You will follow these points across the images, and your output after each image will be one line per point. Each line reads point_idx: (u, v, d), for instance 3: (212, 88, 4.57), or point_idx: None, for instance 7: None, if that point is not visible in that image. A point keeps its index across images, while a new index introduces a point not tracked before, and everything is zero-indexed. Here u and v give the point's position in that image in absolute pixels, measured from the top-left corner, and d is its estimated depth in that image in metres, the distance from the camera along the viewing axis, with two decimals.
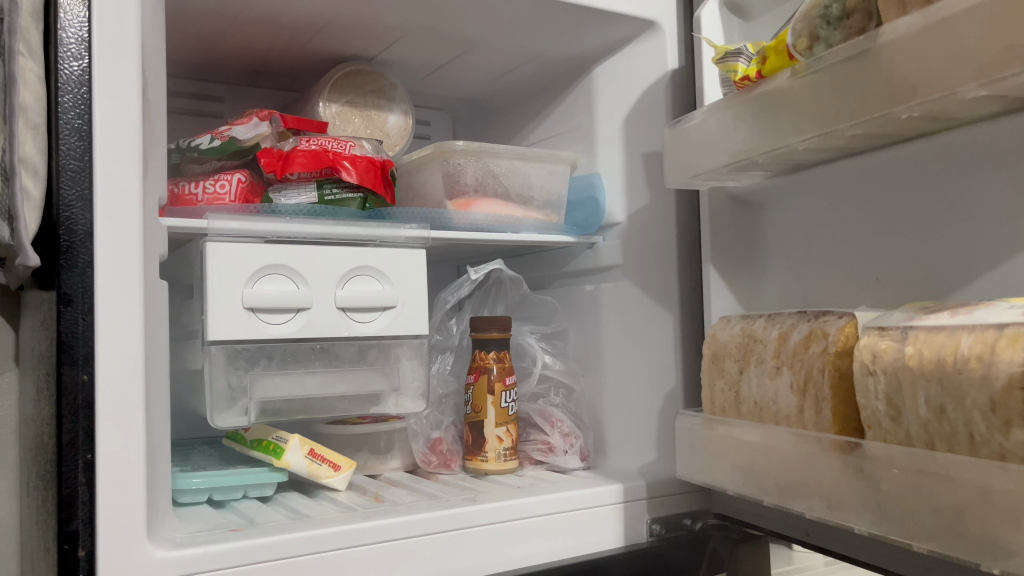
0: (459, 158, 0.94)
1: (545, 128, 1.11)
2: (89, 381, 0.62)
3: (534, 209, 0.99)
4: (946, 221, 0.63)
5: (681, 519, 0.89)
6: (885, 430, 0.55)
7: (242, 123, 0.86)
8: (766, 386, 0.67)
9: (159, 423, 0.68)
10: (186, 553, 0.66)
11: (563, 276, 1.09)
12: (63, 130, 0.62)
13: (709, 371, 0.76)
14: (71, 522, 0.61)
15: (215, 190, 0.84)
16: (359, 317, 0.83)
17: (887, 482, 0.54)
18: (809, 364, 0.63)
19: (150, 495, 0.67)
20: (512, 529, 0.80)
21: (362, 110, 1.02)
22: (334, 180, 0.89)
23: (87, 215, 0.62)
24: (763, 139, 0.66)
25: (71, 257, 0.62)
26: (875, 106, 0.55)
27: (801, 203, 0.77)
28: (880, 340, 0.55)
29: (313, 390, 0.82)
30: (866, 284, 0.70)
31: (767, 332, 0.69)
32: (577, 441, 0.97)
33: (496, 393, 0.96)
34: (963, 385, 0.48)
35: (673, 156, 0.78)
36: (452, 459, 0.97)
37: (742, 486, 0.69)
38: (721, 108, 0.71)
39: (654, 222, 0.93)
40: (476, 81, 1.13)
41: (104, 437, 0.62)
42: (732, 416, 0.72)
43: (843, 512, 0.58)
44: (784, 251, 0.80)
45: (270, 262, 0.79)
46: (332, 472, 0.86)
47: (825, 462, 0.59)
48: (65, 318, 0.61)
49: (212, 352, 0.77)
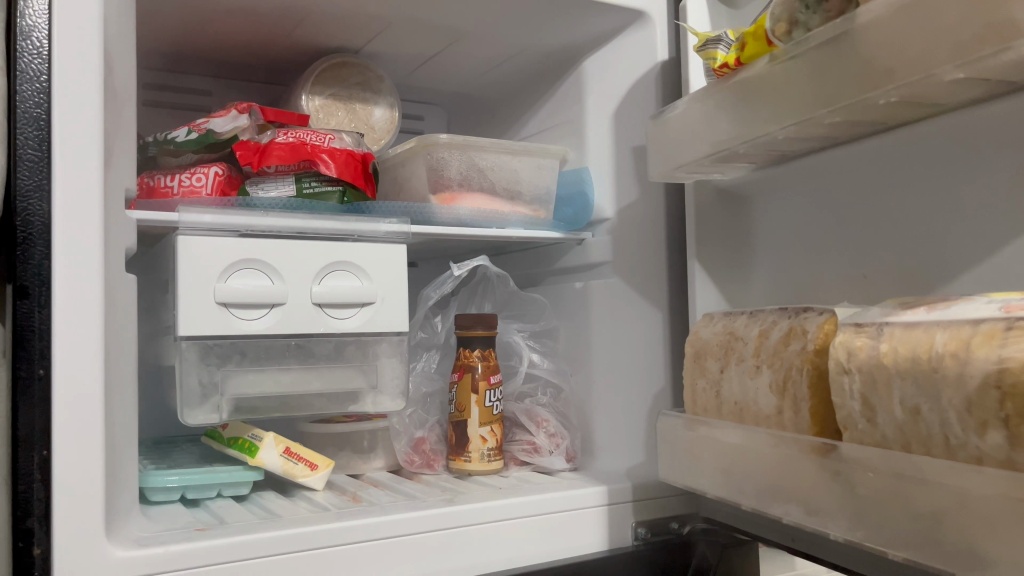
0: (443, 152, 0.92)
1: (535, 123, 1.09)
2: (45, 375, 0.60)
3: (521, 204, 0.97)
4: (933, 213, 0.60)
5: (669, 522, 0.86)
6: (861, 432, 0.52)
7: (221, 116, 0.85)
8: (746, 386, 0.65)
9: (120, 420, 0.67)
10: (147, 553, 0.64)
11: (553, 273, 1.06)
12: (19, 119, 0.61)
13: (691, 371, 0.73)
14: (25, 520, 0.59)
15: (191, 183, 0.83)
16: (337, 312, 0.82)
17: (864, 486, 0.51)
18: (789, 363, 0.60)
19: (111, 493, 0.65)
20: (490, 531, 0.77)
21: (346, 103, 1.01)
22: (313, 174, 0.87)
23: (44, 206, 0.61)
24: (743, 128, 0.63)
25: (27, 251, 0.60)
26: (852, 92, 0.52)
27: (786, 196, 0.74)
28: (856, 337, 0.52)
29: (288, 387, 0.80)
30: (852, 279, 0.67)
31: (749, 329, 0.66)
32: (562, 441, 0.96)
33: (481, 392, 0.94)
34: (938, 384, 0.45)
35: (656, 148, 0.76)
36: (435, 458, 0.95)
37: (721, 489, 0.67)
38: (702, 98, 0.68)
39: (642, 216, 0.90)
40: (466, 74, 1.11)
41: (61, 435, 0.61)
42: (713, 417, 0.69)
43: (820, 518, 0.55)
44: (771, 247, 0.77)
45: (243, 256, 0.77)
46: (308, 471, 0.85)
47: (803, 464, 0.57)
48: (21, 312, 0.60)
49: (184, 347, 0.75)
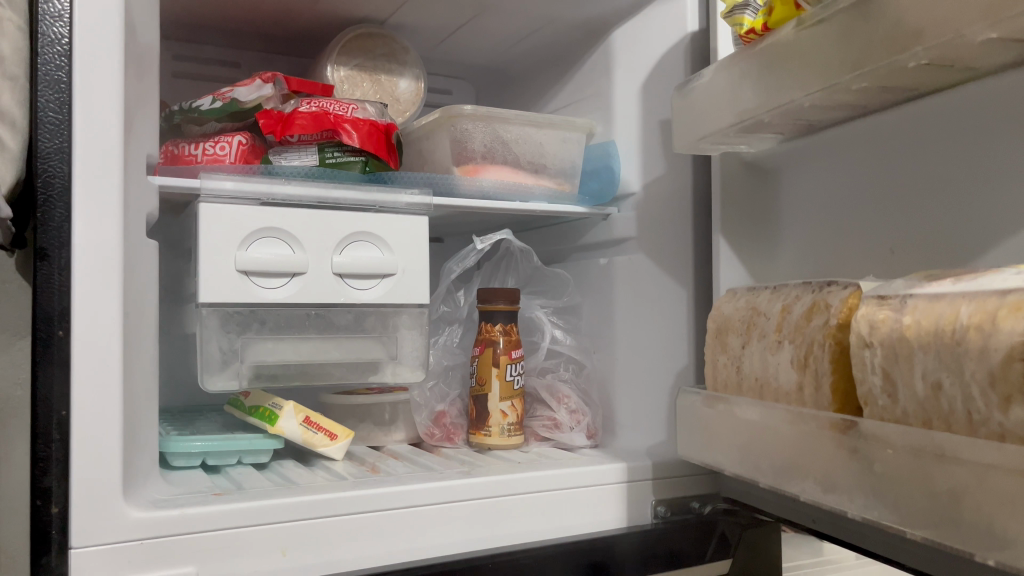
0: (466, 123, 0.91)
1: (563, 96, 1.08)
2: (64, 337, 0.61)
3: (547, 177, 0.95)
4: (966, 185, 0.58)
5: (689, 502, 0.86)
6: (882, 408, 0.51)
7: (245, 85, 0.85)
8: (767, 361, 0.63)
9: (137, 382, 0.67)
10: (162, 514, 0.64)
11: (578, 249, 1.05)
12: (41, 82, 0.61)
13: (712, 346, 0.72)
14: (44, 479, 0.60)
15: (215, 152, 0.84)
16: (357, 283, 0.81)
17: (883, 463, 0.49)
18: (810, 337, 0.58)
19: (130, 456, 0.66)
20: (505, 504, 0.77)
21: (372, 74, 1.01)
22: (336, 143, 0.87)
23: (64, 167, 0.62)
24: (769, 96, 0.61)
25: (48, 212, 0.61)
26: (880, 54, 0.50)
27: (813, 169, 0.72)
28: (878, 310, 0.51)
29: (308, 356, 0.81)
30: (880, 254, 0.65)
31: (771, 304, 0.64)
32: (583, 418, 0.95)
33: (502, 366, 0.93)
34: (961, 358, 0.44)
35: (680, 119, 0.74)
36: (455, 432, 0.95)
37: (740, 466, 0.65)
38: (727, 66, 0.66)
39: (668, 191, 0.89)
40: (493, 46, 1.10)
41: (80, 393, 0.61)
42: (733, 393, 0.68)
43: (837, 496, 0.54)
44: (799, 221, 0.75)
45: (263, 225, 0.77)
46: (328, 441, 0.85)
47: (822, 441, 0.55)
48: (42, 273, 0.61)
49: (205, 314, 0.76)
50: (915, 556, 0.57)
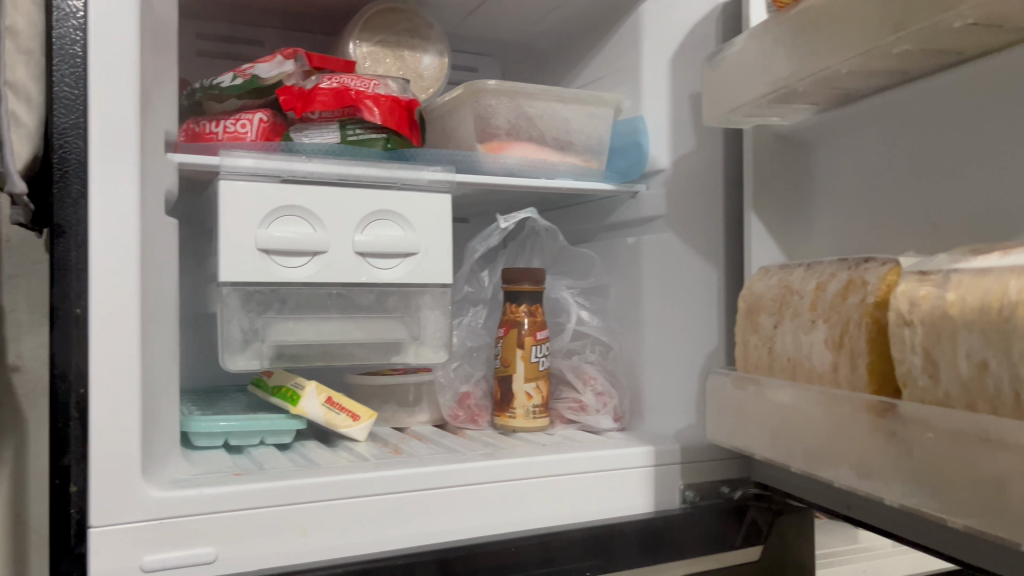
0: (490, 99, 0.88)
1: (588, 71, 1.05)
2: (82, 315, 0.60)
3: (573, 154, 0.93)
4: (1015, 155, 0.55)
5: (719, 487, 0.83)
6: (922, 389, 0.48)
7: (266, 61, 0.84)
8: (800, 341, 0.61)
9: (156, 361, 0.67)
10: (181, 494, 0.63)
11: (605, 229, 1.03)
12: (56, 57, 0.60)
13: (742, 326, 0.70)
14: (64, 456, 0.60)
15: (235, 129, 0.82)
16: (379, 263, 0.80)
17: (923, 447, 0.47)
18: (845, 316, 0.56)
19: (149, 437, 0.65)
20: (529, 488, 0.75)
21: (394, 50, 0.99)
22: (357, 120, 0.85)
23: (80, 142, 0.61)
24: (801, 63, 0.59)
25: (65, 187, 0.60)
26: (924, 14, 0.47)
27: (849, 142, 0.70)
28: (919, 286, 0.48)
29: (330, 336, 0.80)
30: (921, 229, 0.63)
31: (805, 282, 0.62)
32: (610, 401, 0.94)
33: (527, 348, 0.91)
34: (1009, 336, 0.41)
35: (710, 90, 0.71)
36: (479, 415, 0.94)
37: (770, 450, 0.63)
38: (758, 33, 0.64)
39: (698, 167, 0.87)
40: (517, 20, 1.08)
41: (97, 373, 0.60)
42: (765, 375, 0.65)
43: (873, 482, 0.51)
44: (834, 196, 0.72)
45: (283, 204, 0.75)
46: (350, 422, 0.84)
47: (857, 424, 0.53)
48: (58, 249, 0.60)
49: (225, 294, 0.75)
50: (955, 545, 0.55)
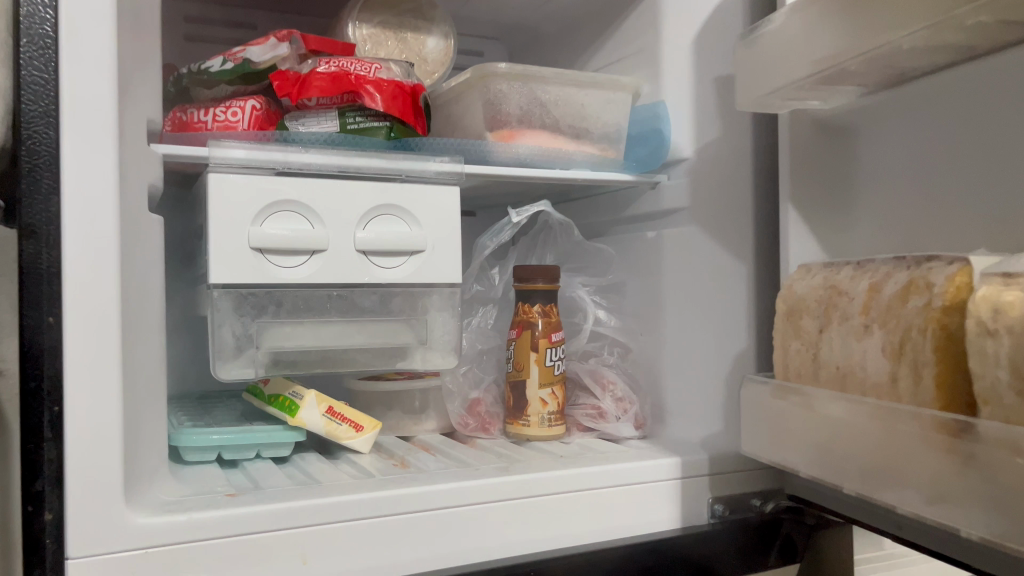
0: (501, 84, 0.82)
1: (602, 54, 0.99)
2: (54, 324, 0.54)
3: (589, 143, 0.87)
4: None
5: (749, 499, 0.78)
6: (1007, 407, 0.42)
7: (258, 43, 0.77)
8: (851, 349, 0.55)
9: (139, 372, 0.61)
10: (169, 520, 0.57)
11: (621, 222, 0.97)
12: (23, 37, 0.54)
13: (781, 330, 0.64)
14: (35, 482, 0.53)
15: (226, 118, 0.76)
16: (383, 261, 0.74)
17: (1011, 475, 0.41)
18: (907, 322, 0.50)
19: (133, 456, 0.59)
20: (549, 505, 0.69)
21: (396, 32, 0.93)
22: (357, 107, 0.79)
23: (51, 133, 0.54)
24: (852, 40, 0.53)
25: (34, 183, 0.54)
26: None
27: (898, 128, 0.64)
28: (1004, 291, 0.42)
29: (331, 341, 0.74)
30: (990, 221, 0.57)
31: (855, 283, 0.56)
32: (630, 407, 0.88)
33: (541, 351, 0.85)
34: None
35: (744, 71, 0.65)
36: (490, 422, 0.88)
37: (817, 468, 0.57)
38: (800, 8, 0.58)
39: (724, 156, 0.81)
40: (526, 1, 1.02)
41: (74, 387, 0.55)
42: (809, 384, 0.60)
43: (947, 510, 0.45)
44: (880, 186, 0.66)
45: (277, 199, 0.69)
46: (353, 433, 0.78)
47: (925, 444, 0.47)
48: (27, 252, 0.53)
49: (217, 297, 0.69)
50: None
